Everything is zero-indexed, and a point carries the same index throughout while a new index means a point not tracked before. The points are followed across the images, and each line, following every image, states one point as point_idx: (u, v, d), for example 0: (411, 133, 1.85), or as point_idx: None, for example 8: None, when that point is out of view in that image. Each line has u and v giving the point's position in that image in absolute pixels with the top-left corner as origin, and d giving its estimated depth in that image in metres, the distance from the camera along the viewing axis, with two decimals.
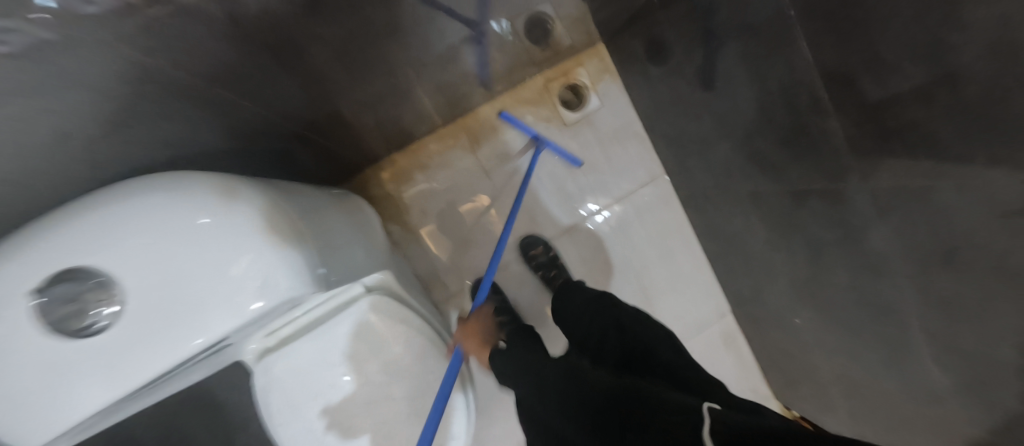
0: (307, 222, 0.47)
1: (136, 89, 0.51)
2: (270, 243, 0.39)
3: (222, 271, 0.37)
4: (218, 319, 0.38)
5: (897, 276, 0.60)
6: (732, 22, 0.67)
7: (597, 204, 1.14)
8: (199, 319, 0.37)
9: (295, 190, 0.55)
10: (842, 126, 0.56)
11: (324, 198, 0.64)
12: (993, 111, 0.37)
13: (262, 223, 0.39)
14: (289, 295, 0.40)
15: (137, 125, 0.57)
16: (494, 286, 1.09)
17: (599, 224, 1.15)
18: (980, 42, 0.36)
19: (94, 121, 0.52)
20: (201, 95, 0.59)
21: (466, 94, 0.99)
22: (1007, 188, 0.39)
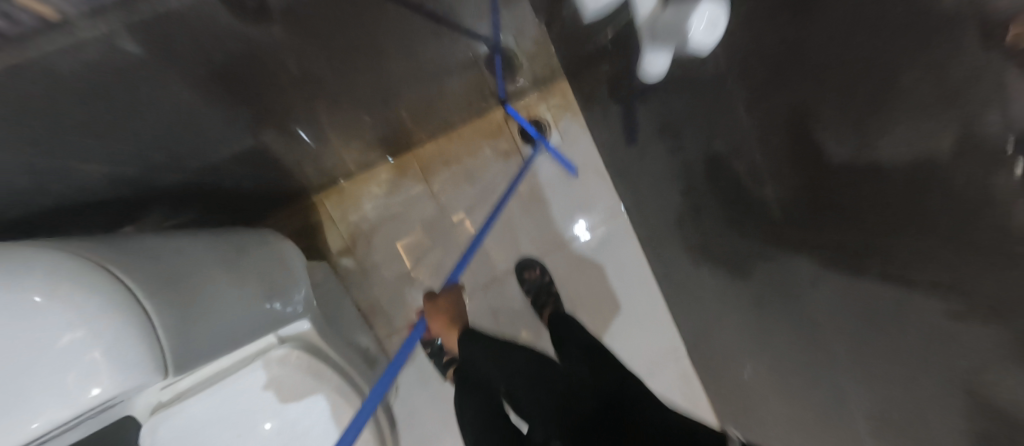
0: (169, 288, 0.41)
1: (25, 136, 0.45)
2: (113, 319, 0.34)
3: (38, 363, 0.32)
4: (44, 408, 0.32)
5: (833, 343, 0.60)
6: (679, 77, 0.67)
7: (588, 221, 1.13)
8: (11, 417, 0.31)
9: (174, 245, 0.49)
10: (777, 195, 0.57)
11: (227, 246, 0.58)
12: (927, 204, 0.38)
13: (92, 304, 0.33)
14: (130, 385, 0.35)
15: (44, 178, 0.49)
16: None
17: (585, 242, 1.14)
18: (913, 132, 0.36)
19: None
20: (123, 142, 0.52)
21: (421, 125, 0.96)
22: (932, 277, 0.41)
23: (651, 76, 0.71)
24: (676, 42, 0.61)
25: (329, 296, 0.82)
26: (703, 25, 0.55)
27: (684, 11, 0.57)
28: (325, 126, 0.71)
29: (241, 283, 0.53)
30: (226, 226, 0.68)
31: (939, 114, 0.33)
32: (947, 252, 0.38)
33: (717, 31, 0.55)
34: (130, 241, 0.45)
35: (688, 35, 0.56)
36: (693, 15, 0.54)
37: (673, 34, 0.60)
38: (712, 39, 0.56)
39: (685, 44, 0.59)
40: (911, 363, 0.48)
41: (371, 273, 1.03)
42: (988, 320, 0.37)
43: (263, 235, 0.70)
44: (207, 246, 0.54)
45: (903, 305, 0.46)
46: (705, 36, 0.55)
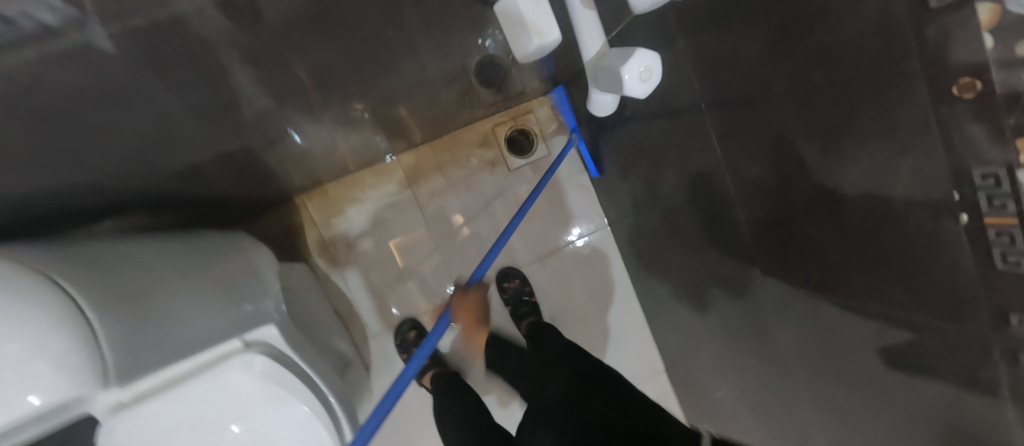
0: (120, 298, 0.41)
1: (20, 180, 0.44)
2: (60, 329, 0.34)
3: None
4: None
5: (799, 373, 0.61)
6: (658, 102, 0.67)
7: (580, 229, 1.14)
8: None
9: (128, 253, 0.49)
10: (747, 224, 0.58)
11: (186, 252, 0.58)
12: (884, 247, 0.39)
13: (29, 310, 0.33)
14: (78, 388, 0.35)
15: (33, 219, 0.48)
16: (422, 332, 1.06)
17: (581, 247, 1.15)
18: (870, 177, 0.36)
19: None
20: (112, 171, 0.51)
21: (407, 133, 0.95)
22: (883, 315, 0.42)
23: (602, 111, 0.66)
24: (615, 89, 0.51)
25: (305, 302, 0.82)
26: (636, 73, 0.47)
27: (625, 53, 0.48)
28: (307, 134, 0.71)
29: (198, 292, 0.53)
30: (199, 232, 0.67)
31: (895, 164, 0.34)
32: (896, 293, 0.40)
33: (649, 80, 0.49)
34: (78, 249, 0.44)
35: (620, 85, 0.49)
36: (621, 68, 0.47)
37: (608, 82, 0.51)
38: (647, 87, 0.49)
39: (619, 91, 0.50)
40: (872, 398, 0.49)
41: (352, 277, 1.04)
42: (943, 366, 0.38)
43: (230, 242, 0.70)
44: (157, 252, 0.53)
45: (862, 344, 0.47)
46: (635, 89, 0.48)
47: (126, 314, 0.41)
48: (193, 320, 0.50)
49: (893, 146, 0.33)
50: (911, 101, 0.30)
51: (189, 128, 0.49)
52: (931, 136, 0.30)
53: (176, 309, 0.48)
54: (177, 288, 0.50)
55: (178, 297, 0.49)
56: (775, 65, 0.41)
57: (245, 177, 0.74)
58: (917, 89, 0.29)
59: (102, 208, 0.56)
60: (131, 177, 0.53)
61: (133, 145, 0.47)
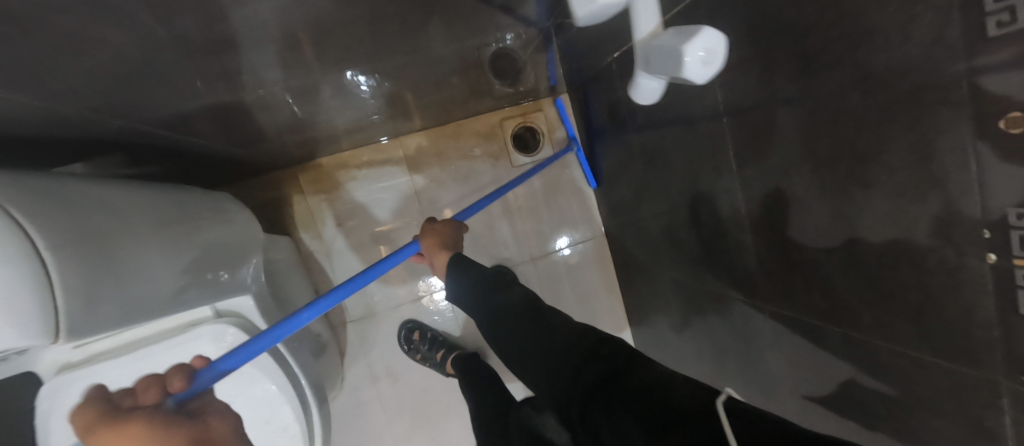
0: (83, 244, 0.36)
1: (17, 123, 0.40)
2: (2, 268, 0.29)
3: None
4: None
5: (785, 400, 0.61)
6: (673, 111, 0.66)
7: (565, 241, 1.12)
8: None
9: (104, 194, 0.44)
10: (754, 245, 0.57)
11: (166, 205, 0.52)
12: (897, 283, 0.38)
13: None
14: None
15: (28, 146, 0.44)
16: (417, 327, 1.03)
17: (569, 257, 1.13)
18: (894, 208, 0.36)
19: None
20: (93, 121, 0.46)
21: (412, 115, 0.92)
22: (887, 352, 0.41)
23: (643, 99, 0.59)
24: (669, 71, 0.45)
25: (285, 277, 0.77)
26: (698, 55, 0.41)
27: (685, 31, 0.42)
28: (308, 101, 0.68)
29: (171, 249, 0.48)
30: (182, 189, 0.62)
31: (922, 197, 0.33)
32: (905, 329, 0.39)
33: (710, 65, 0.42)
34: (50, 179, 0.39)
35: (678, 68, 0.42)
36: (682, 48, 0.40)
37: (663, 62, 0.45)
38: (708, 73, 0.43)
39: (675, 73, 0.44)
40: (857, 434, 0.49)
41: (337, 257, 1.00)
42: (943, 409, 0.37)
43: (214, 201, 0.65)
44: (136, 199, 0.48)
45: (856, 377, 0.46)
46: (694, 72, 0.42)
47: (86, 260, 0.36)
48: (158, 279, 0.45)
49: (923, 176, 0.32)
50: (946, 136, 0.29)
51: (183, 78, 0.46)
52: (963, 175, 0.29)
53: (142, 265, 0.43)
54: (149, 242, 0.45)
55: (147, 251, 0.44)
56: (806, 84, 0.40)
57: (234, 138, 0.70)
58: (955, 125, 0.28)
59: (81, 147, 0.50)
60: (105, 124, 0.48)
61: (117, 93, 0.43)
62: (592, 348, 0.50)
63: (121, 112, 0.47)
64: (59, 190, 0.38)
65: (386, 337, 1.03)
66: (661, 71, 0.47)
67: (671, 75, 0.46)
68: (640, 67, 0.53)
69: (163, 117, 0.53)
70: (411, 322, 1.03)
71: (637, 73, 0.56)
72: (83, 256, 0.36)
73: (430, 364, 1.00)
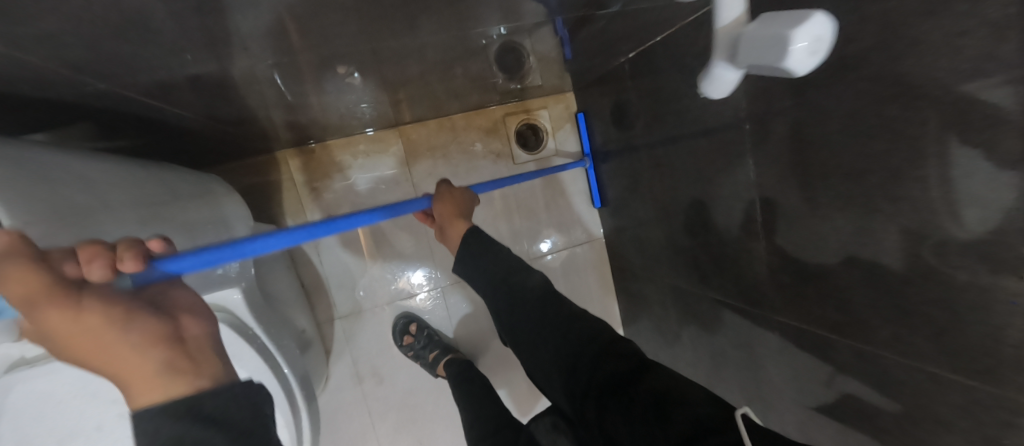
0: (67, 216, 0.31)
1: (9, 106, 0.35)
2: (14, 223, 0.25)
3: None
4: None
5: (785, 410, 0.62)
6: (689, 116, 0.65)
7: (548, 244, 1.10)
8: None
9: (81, 167, 0.39)
10: (766, 255, 0.57)
11: (148, 185, 0.47)
12: (917, 301, 0.38)
13: None
14: None
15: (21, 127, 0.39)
16: (407, 325, 0.99)
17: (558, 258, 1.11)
18: (923, 227, 0.36)
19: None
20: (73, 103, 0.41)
21: (415, 104, 0.88)
22: (900, 368, 0.42)
23: (717, 95, 0.46)
24: (765, 63, 0.33)
25: (271, 270, 0.72)
26: (804, 43, 0.29)
27: (781, 16, 0.30)
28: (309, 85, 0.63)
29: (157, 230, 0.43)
30: (176, 171, 0.57)
31: (953, 218, 0.33)
32: (923, 346, 0.39)
33: (821, 53, 0.30)
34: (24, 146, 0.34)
35: (776, 60, 0.31)
36: (787, 32, 0.29)
37: (756, 51, 0.33)
38: (815, 65, 0.31)
39: (772, 62, 0.32)
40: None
41: (326, 250, 0.95)
42: (955, 427, 0.38)
43: (200, 183, 0.60)
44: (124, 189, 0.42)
45: (864, 391, 0.47)
46: (797, 65, 0.30)
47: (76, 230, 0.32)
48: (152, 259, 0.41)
49: (957, 195, 0.32)
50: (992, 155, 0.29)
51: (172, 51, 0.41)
52: (1004, 198, 0.29)
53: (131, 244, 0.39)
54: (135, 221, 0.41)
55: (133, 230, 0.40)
56: (838, 96, 0.39)
57: (224, 117, 0.64)
58: (1002, 144, 0.28)
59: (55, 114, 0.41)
60: (83, 105, 0.42)
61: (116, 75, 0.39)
62: (607, 345, 0.52)
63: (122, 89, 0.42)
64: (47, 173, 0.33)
65: (375, 335, 0.98)
66: (749, 62, 0.35)
67: (767, 68, 0.34)
68: (718, 58, 0.40)
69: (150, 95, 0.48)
70: (406, 316, 0.99)
71: (711, 63, 0.42)
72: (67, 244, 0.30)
73: (422, 364, 0.96)
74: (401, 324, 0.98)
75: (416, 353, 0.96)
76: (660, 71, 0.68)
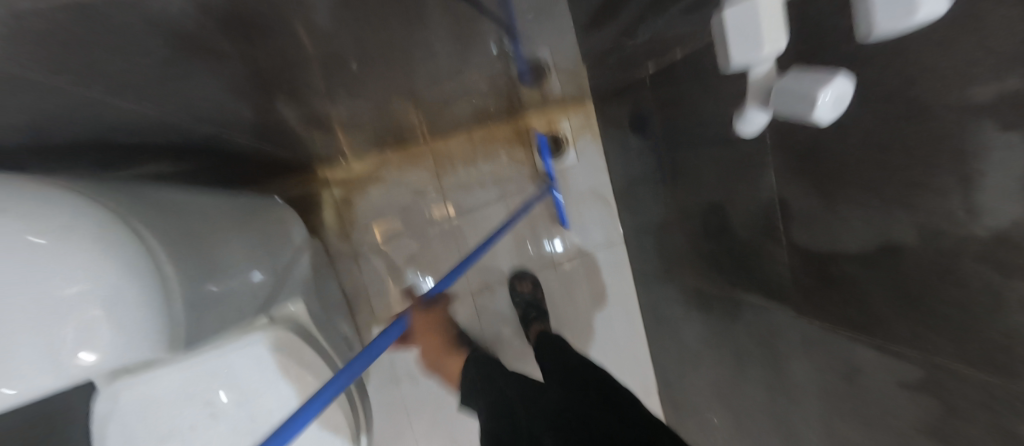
0: (181, 241, 0.42)
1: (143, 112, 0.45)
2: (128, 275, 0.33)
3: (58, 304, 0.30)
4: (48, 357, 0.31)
5: (809, 409, 0.65)
6: (708, 127, 0.69)
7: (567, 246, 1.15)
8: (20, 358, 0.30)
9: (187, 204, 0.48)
10: (789, 259, 0.60)
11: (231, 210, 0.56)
12: (932, 302, 0.41)
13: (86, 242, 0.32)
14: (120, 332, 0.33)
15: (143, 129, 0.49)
16: None
17: (573, 260, 1.16)
18: (934, 232, 0.39)
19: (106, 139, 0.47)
20: (134, 112, 0.44)
21: (442, 119, 0.93)
22: (921, 365, 0.45)
23: (747, 133, 0.50)
24: (790, 113, 0.38)
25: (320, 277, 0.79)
26: (829, 98, 0.34)
27: (808, 76, 0.36)
28: (347, 104, 0.68)
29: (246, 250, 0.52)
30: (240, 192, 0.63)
31: (957, 225, 0.36)
32: (942, 344, 0.42)
33: (840, 108, 0.36)
34: (143, 193, 0.44)
35: (802, 111, 0.36)
36: (817, 89, 0.34)
37: (784, 105, 0.38)
38: (834, 117, 0.36)
39: (798, 115, 0.37)
40: (884, 440, 0.53)
41: (363, 257, 1.01)
42: (973, 419, 0.41)
43: (257, 200, 0.64)
44: (216, 209, 0.53)
45: (887, 386, 0.50)
46: (822, 116, 0.35)
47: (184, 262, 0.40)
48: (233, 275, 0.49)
49: (960, 201, 0.35)
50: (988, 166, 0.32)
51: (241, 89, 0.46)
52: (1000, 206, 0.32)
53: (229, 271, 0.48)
54: (227, 239, 0.51)
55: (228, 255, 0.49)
56: (858, 113, 0.42)
57: (275, 139, 0.70)
58: (1004, 159, 0.30)
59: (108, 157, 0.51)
60: (149, 117, 0.47)
61: (149, 103, 0.43)
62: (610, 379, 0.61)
63: (158, 110, 0.45)
64: (162, 206, 0.44)
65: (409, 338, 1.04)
66: (776, 111, 0.40)
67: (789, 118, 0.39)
68: (751, 102, 0.44)
69: (216, 117, 0.53)
70: None
71: (743, 109, 0.47)
72: (180, 255, 0.41)
73: (453, 363, 1.01)
74: None
75: (447, 353, 1.02)
76: (677, 83, 0.71)
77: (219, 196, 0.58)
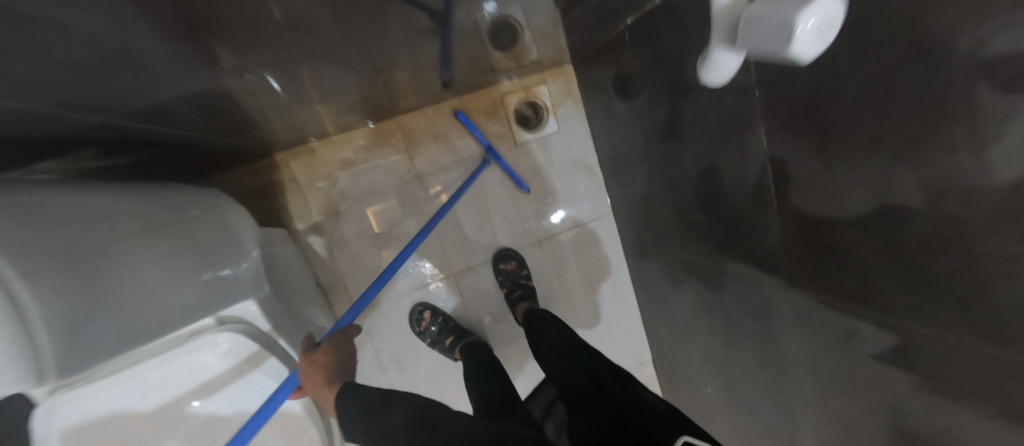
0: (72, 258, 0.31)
1: (51, 116, 0.37)
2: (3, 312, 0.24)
3: None
4: None
5: (804, 381, 0.62)
6: (694, 82, 0.61)
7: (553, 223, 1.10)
8: None
9: (78, 201, 0.36)
10: (781, 226, 0.55)
11: (158, 210, 0.46)
12: (938, 272, 0.37)
13: None
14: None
15: (63, 140, 0.42)
16: (426, 315, 1.01)
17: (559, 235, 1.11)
18: (937, 194, 0.34)
19: (33, 140, 0.38)
20: (56, 122, 0.39)
21: (409, 92, 0.86)
22: (924, 337, 0.41)
23: (715, 78, 0.48)
24: (768, 48, 0.33)
25: (283, 273, 0.74)
26: (811, 23, 0.29)
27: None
28: (295, 84, 0.62)
29: (172, 260, 0.43)
30: (182, 187, 0.58)
31: (966, 185, 0.31)
32: (948, 316, 0.38)
33: (827, 36, 0.30)
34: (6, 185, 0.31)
35: (781, 43, 0.31)
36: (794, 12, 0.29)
37: (757, 38, 0.33)
38: (819, 47, 0.31)
39: (775, 49, 0.32)
40: (876, 409, 0.51)
41: (337, 244, 0.97)
42: (976, 392, 0.38)
43: (202, 195, 0.59)
44: (139, 213, 0.42)
45: (883, 357, 0.47)
46: (804, 49, 0.30)
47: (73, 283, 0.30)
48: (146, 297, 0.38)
49: (970, 156, 0.30)
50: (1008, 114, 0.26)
51: (153, 73, 0.40)
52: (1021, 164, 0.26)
53: (146, 289, 0.38)
54: (147, 252, 0.40)
55: (150, 267, 0.39)
56: (857, 56, 0.36)
57: (223, 126, 0.64)
58: None
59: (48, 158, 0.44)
60: (74, 129, 0.42)
61: (64, 106, 0.37)
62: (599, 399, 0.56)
63: (74, 117, 0.40)
64: (60, 211, 0.33)
65: (394, 322, 1.02)
66: (749, 47, 0.36)
67: (766, 54, 0.35)
68: (720, 41, 0.41)
69: (145, 114, 0.47)
70: (422, 304, 1.02)
71: (712, 51, 0.44)
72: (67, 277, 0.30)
73: (439, 349, 0.99)
74: (417, 312, 1.01)
75: (432, 338, 0.99)
76: (661, 34, 0.64)
77: (142, 198, 0.46)
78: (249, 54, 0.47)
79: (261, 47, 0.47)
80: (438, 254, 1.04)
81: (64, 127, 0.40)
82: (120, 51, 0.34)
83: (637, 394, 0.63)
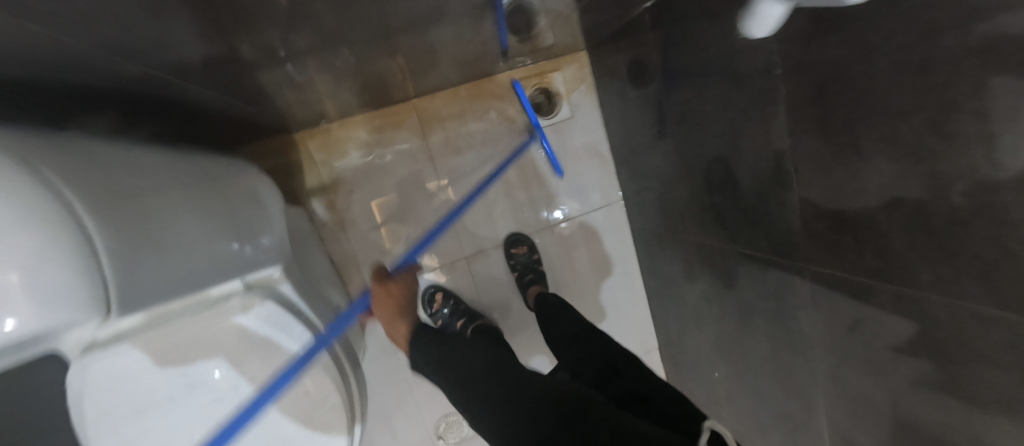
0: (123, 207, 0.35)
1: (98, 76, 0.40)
2: (40, 232, 0.27)
3: None
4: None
5: (815, 360, 0.63)
6: (715, 62, 0.62)
7: (564, 210, 1.11)
8: None
9: (108, 158, 0.39)
10: (800, 204, 0.56)
11: (193, 175, 0.50)
12: (963, 245, 0.38)
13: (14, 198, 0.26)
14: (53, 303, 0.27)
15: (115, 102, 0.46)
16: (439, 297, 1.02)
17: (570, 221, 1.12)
18: (964, 163, 0.34)
19: (81, 94, 0.41)
20: (97, 73, 0.40)
21: (426, 75, 0.86)
22: (944, 310, 0.41)
23: (760, 29, 0.48)
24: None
25: (303, 248, 0.76)
26: None
27: None
28: (316, 63, 0.62)
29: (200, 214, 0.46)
30: (212, 158, 0.60)
31: (992, 149, 0.32)
32: (970, 288, 0.38)
33: None
34: (41, 139, 0.33)
35: None
36: None
37: None
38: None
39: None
40: (890, 386, 0.52)
41: (350, 225, 0.98)
42: (996, 362, 0.38)
43: (226, 165, 0.60)
44: (176, 176, 0.47)
45: (899, 331, 0.48)
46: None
47: (127, 233, 0.34)
48: (190, 247, 0.43)
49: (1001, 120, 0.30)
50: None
51: (185, 41, 0.40)
52: None
53: (184, 242, 0.42)
54: (186, 209, 0.44)
55: (185, 224, 0.43)
56: (889, 25, 0.36)
57: (245, 100, 0.65)
58: None
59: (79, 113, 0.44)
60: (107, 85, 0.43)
61: (102, 58, 0.38)
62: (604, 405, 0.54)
63: (116, 69, 0.40)
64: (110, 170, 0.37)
65: None
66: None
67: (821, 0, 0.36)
68: None
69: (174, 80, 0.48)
70: (434, 286, 1.02)
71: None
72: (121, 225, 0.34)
73: None
74: (429, 293, 1.02)
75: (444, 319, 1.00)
76: (683, 15, 0.64)
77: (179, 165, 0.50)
78: (275, 30, 0.47)
79: (289, 22, 0.47)
80: (451, 236, 1.05)
81: (103, 82, 0.42)
82: (157, 18, 0.35)
83: (649, 377, 0.64)
